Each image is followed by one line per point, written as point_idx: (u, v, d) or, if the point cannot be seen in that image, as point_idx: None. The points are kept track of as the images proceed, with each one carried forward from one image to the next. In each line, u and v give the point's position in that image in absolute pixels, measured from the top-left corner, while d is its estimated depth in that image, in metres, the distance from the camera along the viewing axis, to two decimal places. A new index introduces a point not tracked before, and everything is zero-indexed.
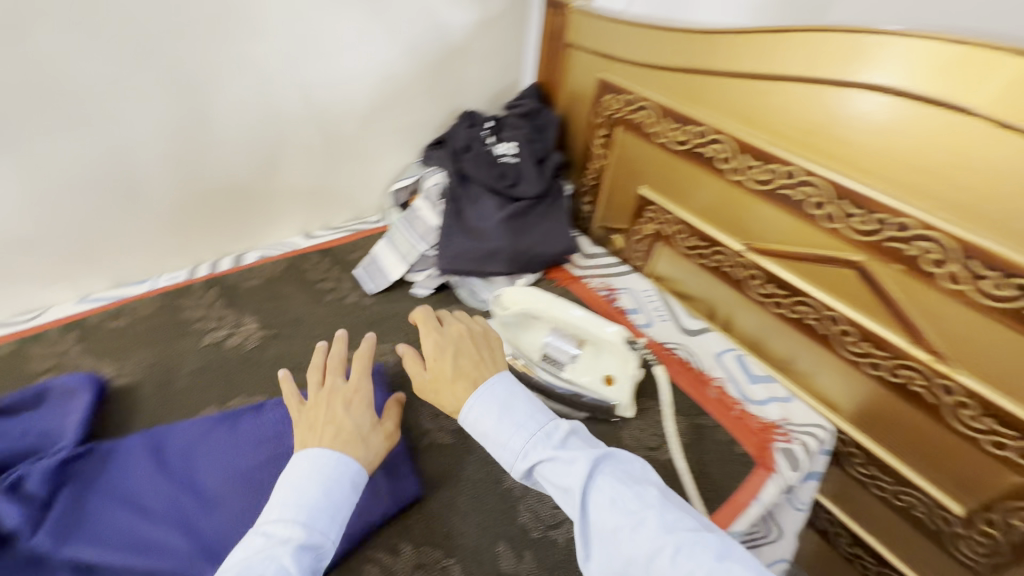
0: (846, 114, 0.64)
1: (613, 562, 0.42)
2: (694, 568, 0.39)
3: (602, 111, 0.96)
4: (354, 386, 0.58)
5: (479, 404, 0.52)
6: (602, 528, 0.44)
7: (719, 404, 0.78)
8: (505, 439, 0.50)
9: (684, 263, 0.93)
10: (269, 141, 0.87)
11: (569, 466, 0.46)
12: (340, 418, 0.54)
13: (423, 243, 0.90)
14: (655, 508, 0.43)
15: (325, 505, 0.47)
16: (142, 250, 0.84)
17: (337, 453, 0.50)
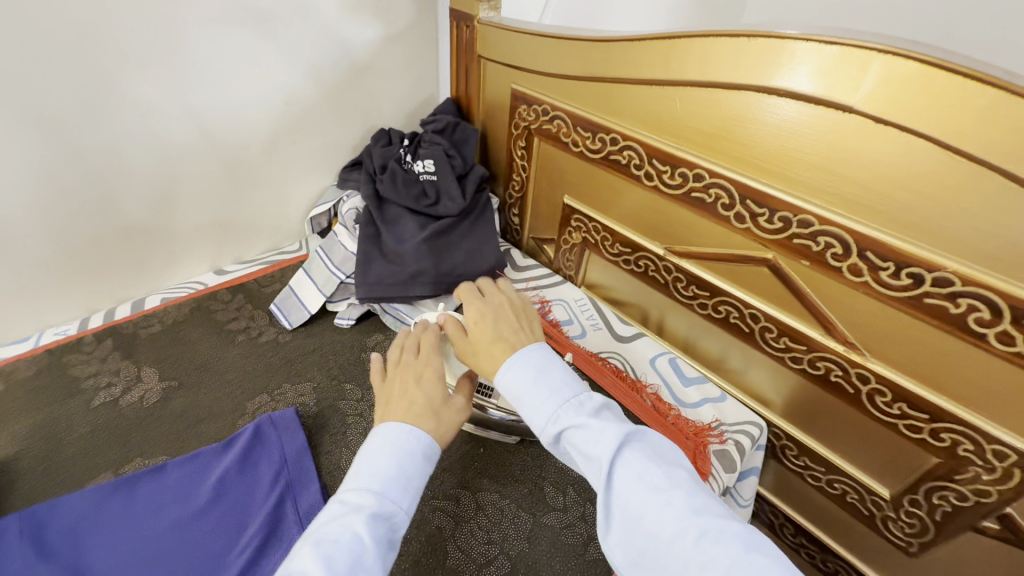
0: (744, 116, 0.65)
1: (635, 536, 0.44)
2: (717, 554, 0.39)
3: (519, 122, 0.95)
4: (424, 361, 0.58)
5: (517, 371, 0.54)
6: (628, 502, 0.44)
7: (654, 412, 0.76)
8: (540, 403, 0.52)
9: (613, 270, 0.93)
10: (163, 176, 0.80)
11: (597, 437, 0.47)
12: (409, 394, 0.54)
13: (341, 271, 0.86)
14: (680, 490, 0.44)
15: (397, 475, 0.47)
16: (22, 305, 0.76)
17: (411, 427, 0.50)
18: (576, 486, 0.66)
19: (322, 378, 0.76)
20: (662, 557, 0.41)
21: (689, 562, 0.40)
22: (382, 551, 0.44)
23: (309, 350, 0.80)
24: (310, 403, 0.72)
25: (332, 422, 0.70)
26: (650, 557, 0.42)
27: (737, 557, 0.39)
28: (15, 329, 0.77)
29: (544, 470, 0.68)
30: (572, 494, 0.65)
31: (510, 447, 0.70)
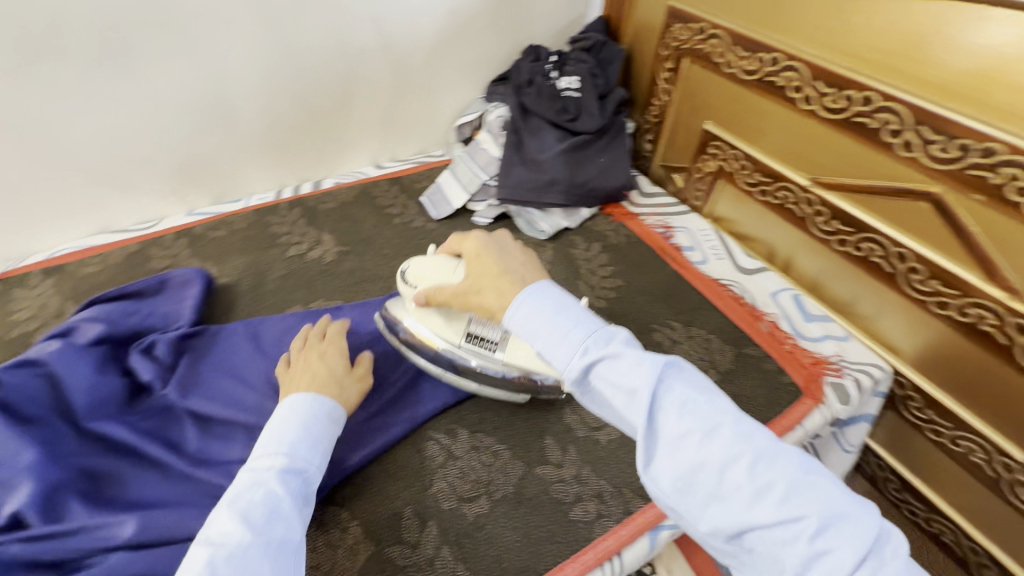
0: (939, 32, 0.61)
1: (679, 468, 0.40)
2: (774, 478, 0.37)
3: (669, 42, 0.94)
4: (326, 341, 0.63)
5: (532, 306, 0.49)
6: (673, 435, 0.40)
7: (770, 337, 0.77)
8: (561, 339, 0.46)
9: (745, 202, 0.92)
10: (346, 71, 0.92)
11: (634, 368, 0.42)
12: (314, 369, 0.58)
13: (484, 172, 0.94)
14: (729, 417, 0.40)
15: (302, 437, 0.51)
16: (235, 171, 0.93)
17: (312, 394, 0.55)
18: None
19: None
20: (714, 485, 0.39)
21: (748, 489, 0.37)
22: (298, 502, 0.47)
23: (452, 238, 0.90)
24: None
25: None
26: (697, 487, 0.39)
27: (794, 479, 0.37)
28: (229, 192, 0.95)
29: None
30: None
31: None
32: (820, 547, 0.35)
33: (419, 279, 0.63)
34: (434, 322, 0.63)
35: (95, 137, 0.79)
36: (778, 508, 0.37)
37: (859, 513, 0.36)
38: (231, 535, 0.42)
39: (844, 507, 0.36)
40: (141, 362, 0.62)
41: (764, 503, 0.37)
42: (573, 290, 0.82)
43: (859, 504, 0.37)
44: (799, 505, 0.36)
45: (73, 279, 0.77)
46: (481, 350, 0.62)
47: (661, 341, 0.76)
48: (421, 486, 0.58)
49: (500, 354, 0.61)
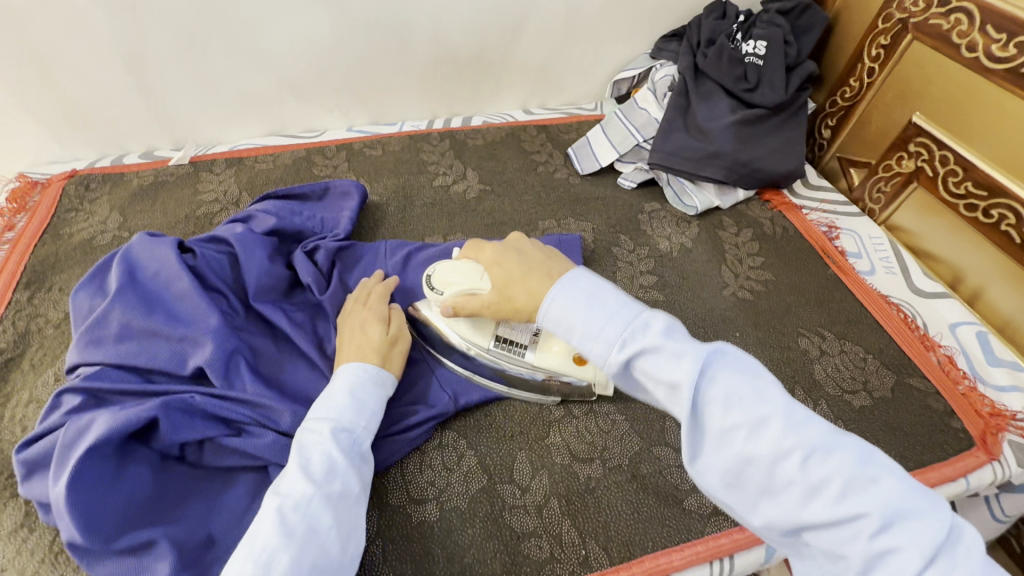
0: None
1: (727, 463, 0.36)
2: (829, 474, 0.33)
3: (895, 13, 0.80)
4: (370, 306, 0.61)
5: (562, 294, 0.43)
6: (719, 432, 0.36)
7: (941, 372, 0.67)
8: (594, 330, 0.41)
9: (939, 215, 0.78)
10: (522, 7, 0.89)
11: (674, 363, 0.37)
12: (357, 337, 0.57)
13: (639, 134, 0.89)
14: (778, 406, 0.35)
15: (349, 401, 0.51)
16: (396, 96, 0.96)
17: (353, 362, 0.54)
18: (830, 403, 0.63)
19: (601, 222, 0.82)
20: (764, 480, 0.35)
21: (799, 486, 0.33)
22: (354, 460, 0.48)
23: (594, 196, 0.86)
24: (589, 239, 0.80)
25: (604, 259, 0.78)
26: (748, 482, 0.35)
27: (852, 474, 0.33)
28: (387, 115, 0.99)
29: (798, 375, 0.66)
30: (825, 408, 0.63)
31: (767, 343, 0.69)
32: (881, 546, 0.31)
33: (445, 285, 0.58)
34: (459, 327, 0.60)
35: (288, 43, 0.84)
36: (834, 506, 0.33)
37: (925, 510, 0.32)
38: (295, 488, 0.44)
39: (907, 501, 0.32)
40: (303, 261, 0.67)
41: (819, 501, 0.33)
42: (716, 275, 0.76)
43: (926, 496, 0.32)
44: (861, 504, 0.32)
45: (251, 172, 0.85)
46: (510, 352, 0.59)
47: (808, 349, 0.68)
48: (538, 434, 0.59)
49: (529, 356, 0.58)
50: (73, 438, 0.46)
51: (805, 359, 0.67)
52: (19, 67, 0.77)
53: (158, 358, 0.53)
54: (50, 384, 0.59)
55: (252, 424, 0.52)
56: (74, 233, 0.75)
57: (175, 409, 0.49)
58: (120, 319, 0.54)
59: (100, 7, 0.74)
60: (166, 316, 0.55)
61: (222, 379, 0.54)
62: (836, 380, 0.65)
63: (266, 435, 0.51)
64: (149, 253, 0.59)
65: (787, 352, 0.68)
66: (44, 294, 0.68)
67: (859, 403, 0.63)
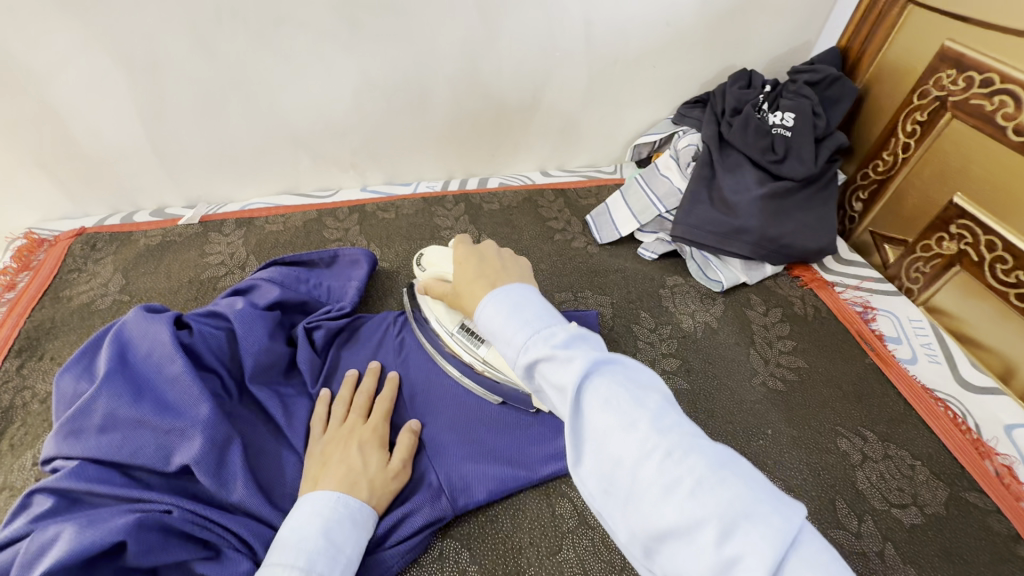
0: None
1: (601, 466, 0.34)
2: (683, 474, 0.31)
3: (931, 89, 0.77)
4: (371, 424, 0.57)
5: (492, 306, 0.42)
6: (595, 434, 0.35)
7: (1001, 485, 0.60)
8: (506, 333, 0.40)
9: (984, 301, 0.73)
10: (540, 74, 0.88)
11: (562, 365, 0.36)
12: (349, 458, 0.53)
13: (662, 204, 0.85)
14: (650, 411, 0.34)
15: (323, 546, 0.45)
16: (412, 156, 0.95)
17: (337, 492, 0.49)
18: (876, 518, 0.57)
19: (620, 297, 0.78)
20: (628, 486, 0.33)
21: (655, 488, 0.32)
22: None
23: (612, 267, 0.83)
24: (607, 316, 0.76)
25: (623, 338, 0.73)
26: (617, 487, 0.34)
27: (705, 477, 0.31)
28: (403, 174, 0.97)
29: (838, 484, 0.59)
30: (870, 525, 0.56)
31: (803, 445, 0.63)
32: (728, 555, 0.29)
33: (430, 265, 0.63)
34: (438, 310, 0.64)
35: (305, 105, 0.83)
36: (684, 508, 0.31)
37: (768, 513, 0.30)
38: None
39: (755, 505, 0.30)
40: (303, 342, 0.64)
41: (671, 504, 0.31)
42: (744, 360, 0.71)
43: (774, 501, 0.30)
44: (706, 505, 0.30)
45: (259, 234, 0.82)
46: (468, 342, 0.61)
47: (848, 453, 0.62)
48: (549, 548, 0.53)
49: (483, 351, 0.60)
50: (34, 555, 0.41)
51: (846, 464, 0.61)
52: (37, 126, 0.77)
53: (142, 451, 0.49)
54: (27, 470, 0.55)
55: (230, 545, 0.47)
56: (74, 296, 0.72)
57: (151, 529, 0.44)
58: (106, 408, 0.50)
59: (123, 72, 0.74)
60: (154, 404, 0.51)
61: (215, 482, 0.49)
62: (882, 492, 0.59)
63: (243, 562, 0.46)
64: (144, 330, 0.55)
65: (824, 456, 0.62)
66: (36, 363, 0.65)
67: (909, 521, 0.57)
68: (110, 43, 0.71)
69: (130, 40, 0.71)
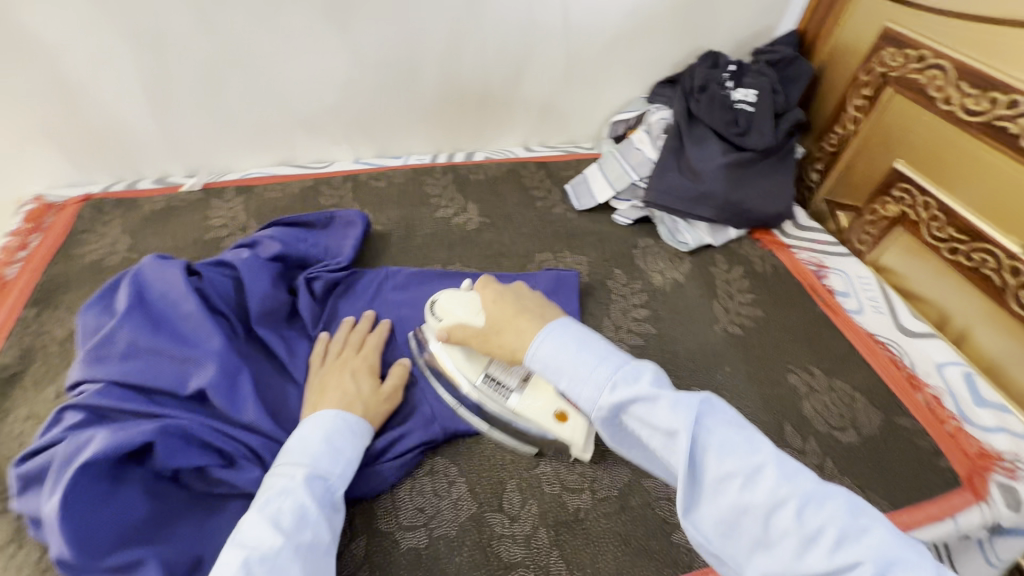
0: None
1: (723, 512, 0.36)
2: (824, 523, 0.34)
3: (875, 67, 0.85)
4: (364, 358, 0.63)
5: (553, 343, 0.46)
6: (715, 480, 0.37)
7: (929, 412, 0.68)
8: (586, 371, 0.43)
9: (921, 257, 0.81)
10: (523, 53, 0.94)
11: (667, 411, 0.39)
12: (344, 384, 0.58)
13: (634, 173, 0.92)
14: (768, 457, 0.37)
15: (326, 449, 0.51)
16: (402, 130, 1.00)
17: (336, 410, 0.54)
18: (818, 438, 0.64)
19: (596, 257, 0.85)
20: (760, 532, 0.35)
21: (795, 535, 0.34)
22: (326, 509, 0.47)
23: (590, 231, 0.89)
24: (584, 273, 0.82)
25: (598, 292, 0.80)
26: (746, 532, 0.36)
27: (844, 524, 0.34)
28: (394, 148, 1.03)
29: (787, 412, 0.67)
30: (813, 444, 0.64)
31: (758, 381, 0.70)
32: None
33: (446, 312, 0.60)
34: (455, 357, 0.60)
35: (301, 80, 0.89)
36: (831, 555, 0.33)
37: (916, 558, 0.33)
38: (263, 539, 0.42)
39: (899, 549, 0.33)
40: (304, 291, 0.70)
41: (814, 552, 0.33)
42: (707, 310, 0.78)
43: (911, 545, 0.33)
44: (855, 554, 0.33)
45: (259, 200, 0.88)
46: (494, 394, 0.58)
47: (797, 386, 0.69)
48: (527, 464, 0.59)
49: (513, 402, 0.58)
50: (72, 453, 0.47)
51: (794, 395, 0.68)
52: (46, 96, 0.82)
53: (160, 376, 0.54)
54: (51, 401, 0.60)
55: (243, 456, 0.53)
56: (85, 254, 0.77)
57: (173, 436, 0.49)
58: (128, 338, 0.55)
59: (129, 45, 0.79)
60: (171, 337, 0.57)
61: (227, 402, 0.54)
62: (824, 417, 0.66)
63: (254, 470, 0.52)
64: (158, 274, 0.61)
65: (775, 389, 0.69)
66: (52, 311, 0.70)
67: (847, 440, 0.64)
68: (119, 16, 0.75)
69: (138, 14, 0.76)
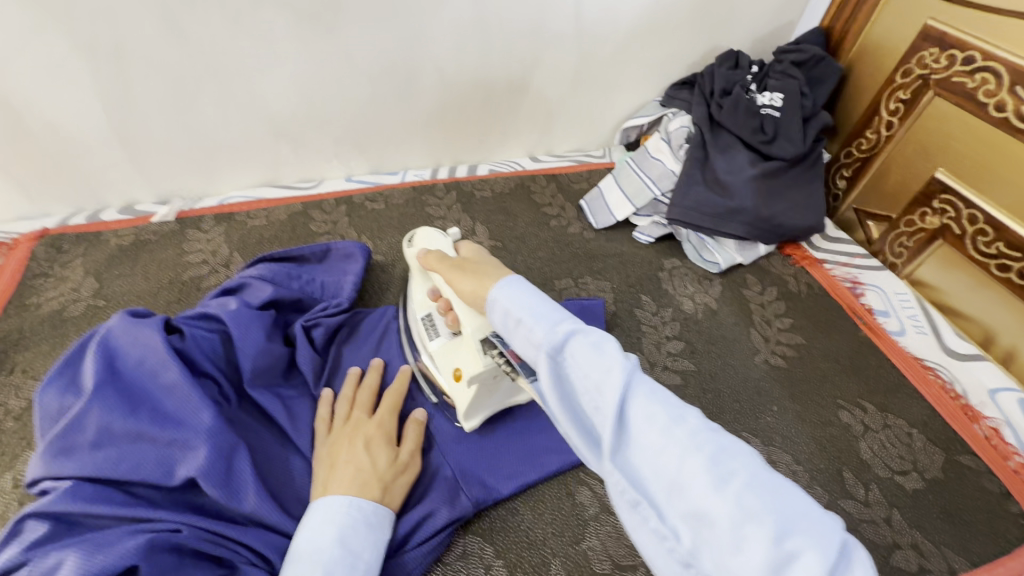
0: None
1: (639, 455, 0.31)
2: (736, 467, 0.29)
3: (912, 68, 0.79)
4: (376, 420, 0.55)
5: (520, 284, 0.42)
6: (639, 420, 0.32)
7: (990, 447, 0.63)
8: (538, 309, 0.38)
9: (966, 273, 0.76)
10: (530, 57, 0.86)
11: (602, 344, 0.35)
12: (356, 456, 0.50)
13: (656, 187, 0.85)
14: (695, 409, 0.32)
15: (342, 555, 0.42)
16: (398, 144, 0.91)
17: (349, 497, 0.46)
18: (881, 486, 0.59)
19: (620, 282, 0.78)
20: (673, 475, 0.30)
21: (705, 480, 0.29)
22: None
23: (610, 252, 0.82)
24: (609, 302, 0.75)
25: (626, 323, 0.73)
26: (657, 476, 0.30)
27: (760, 478, 0.29)
28: (389, 163, 0.94)
29: (844, 456, 0.61)
30: (876, 492, 0.58)
31: (808, 420, 0.64)
32: (786, 556, 0.26)
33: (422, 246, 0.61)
34: (415, 290, 0.62)
35: (285, 92, 0.79)
36: (738, 502, 0.28)
37: (823, 519, 0.28)
38: None
39: (810, 513, 0.28)
40: (303, 340, 0.61)
41: (720, 498, 0.28)
42: (745, 339, 0.72)
43: (823, 512, 0.28)
44: (764, 498, 0.28)
45: (241, 229, 0.78)
46: (425, 335, 0.59)
47: (850, 425, 0.64)
48: (571, 537, 0.52)
49: (433, 347, 0.58)
50: None
51: (849, 435, 0.63)
52: None
53: (142, 467, 0.46)
54: (8, 493, 0.51)
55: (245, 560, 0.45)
56: (43, 303, 0.67)
57: (161, 549, 0.41)
58: (98, 423, 0.46)
59: (82, 59, 0.68)
60: (152, 415, 0.48)
61: (224, 492, 0.46)
62: (884, 460, 0.61)
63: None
64: (132, 336, 0.51)
65: (829, 430, 0.63)
66: (5, 377, 0.60)
67: (911, 486, 0.59)
68: (69, 26, 0.65)
69: (92, 23, 0.65)
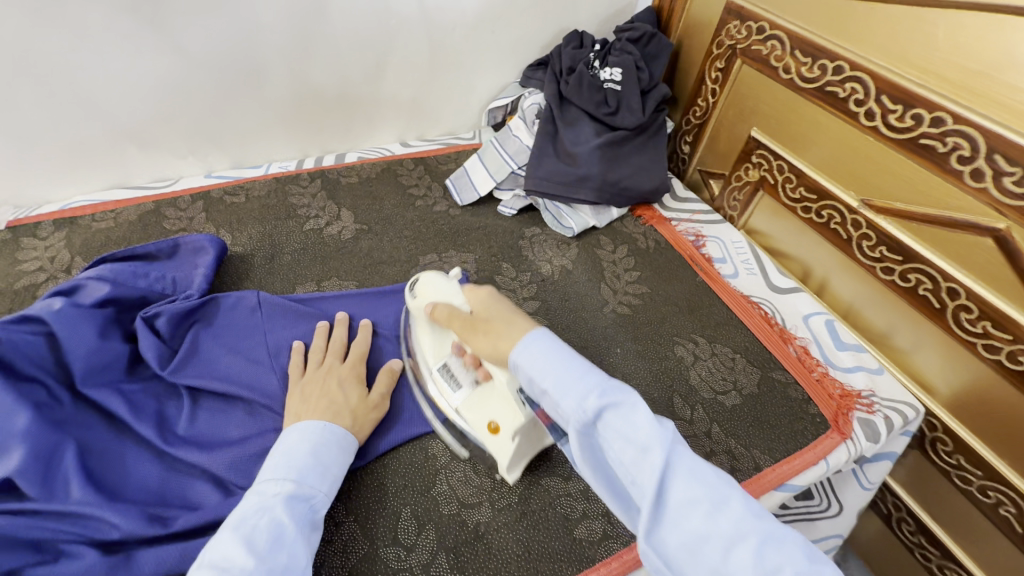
0: (1016, 62, 0.55)
1: (683, 539, 0.37)
2: (783, 562, 0.35)
3: (724, 39, 0.88)
4: (350, 366, 0.60)
5: (540, 346, 0.47)
6: (680, 502, 0.38)
7: (799, 362, 0.73)
8: (572, 382, 0.44)
9: (783, 217, 0.86)
10: (380, 44, 0.88)
11: (641, 424, 0.40)
12: (329, 394, 0.56)
13: (513, 161, 0.90)
14: (736, 494, 0.39)
15: (313, 464, 0.49)
16: (256, 136, 0.90)
17: (326, 422, 0.52)
18: (705, 406, 0.67)
19: (483, 253, 0.83)
20: (717, 561, 0.36)
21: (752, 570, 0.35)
22: (305, 529, 0.45)
23: (474, 226, 0.87)
24: (472, 272, 0.80)
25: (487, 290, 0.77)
26: (703, 560, 0.36)
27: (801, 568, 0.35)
28: (251, 156, 0.93)
29: (676, 385, 0.69)
30: (700, 412, 0.66)
31: (646, 357, 0.72)
32: None
33: (422, 292, 0.61)
34: (424, 339, 0.62)
35: (118, 89, 0.76)
36: None
37: None
38: (234, 557, 0.40)
39: None
40: (144, 333, 0.60)
41: None
42: (596, 293, 0.79)
43: None
44: None
45: (85, 233, 0.76)
46: (445, 385, 0.59)
47: (683, 357, 0.72)
48: (424, 485, 0.56)
49: (458, 398, 0.58)
50: None
51: (681, 366, 0.71)
52: None
53: None
54: None
55: (73, 543, 0.46)
56: None
57: None
58: None
59: None
60: None
61: (43, 491, 0.48)
62: (708, 383, 0.69)
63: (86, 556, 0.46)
64: None
65: (665, 364, 0.71)
66: None
67: (730, 403, 0.68)
68: None
69: None
